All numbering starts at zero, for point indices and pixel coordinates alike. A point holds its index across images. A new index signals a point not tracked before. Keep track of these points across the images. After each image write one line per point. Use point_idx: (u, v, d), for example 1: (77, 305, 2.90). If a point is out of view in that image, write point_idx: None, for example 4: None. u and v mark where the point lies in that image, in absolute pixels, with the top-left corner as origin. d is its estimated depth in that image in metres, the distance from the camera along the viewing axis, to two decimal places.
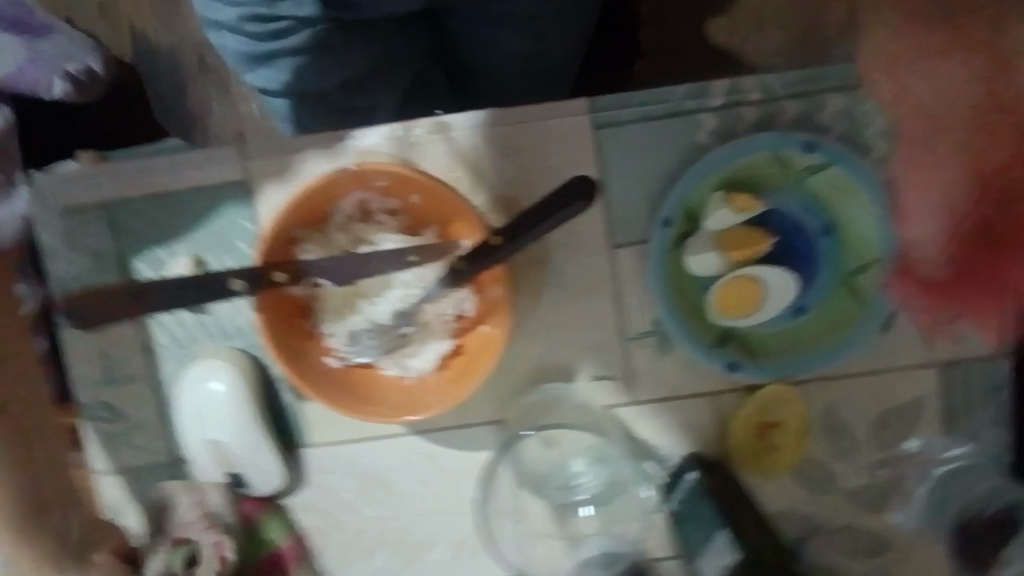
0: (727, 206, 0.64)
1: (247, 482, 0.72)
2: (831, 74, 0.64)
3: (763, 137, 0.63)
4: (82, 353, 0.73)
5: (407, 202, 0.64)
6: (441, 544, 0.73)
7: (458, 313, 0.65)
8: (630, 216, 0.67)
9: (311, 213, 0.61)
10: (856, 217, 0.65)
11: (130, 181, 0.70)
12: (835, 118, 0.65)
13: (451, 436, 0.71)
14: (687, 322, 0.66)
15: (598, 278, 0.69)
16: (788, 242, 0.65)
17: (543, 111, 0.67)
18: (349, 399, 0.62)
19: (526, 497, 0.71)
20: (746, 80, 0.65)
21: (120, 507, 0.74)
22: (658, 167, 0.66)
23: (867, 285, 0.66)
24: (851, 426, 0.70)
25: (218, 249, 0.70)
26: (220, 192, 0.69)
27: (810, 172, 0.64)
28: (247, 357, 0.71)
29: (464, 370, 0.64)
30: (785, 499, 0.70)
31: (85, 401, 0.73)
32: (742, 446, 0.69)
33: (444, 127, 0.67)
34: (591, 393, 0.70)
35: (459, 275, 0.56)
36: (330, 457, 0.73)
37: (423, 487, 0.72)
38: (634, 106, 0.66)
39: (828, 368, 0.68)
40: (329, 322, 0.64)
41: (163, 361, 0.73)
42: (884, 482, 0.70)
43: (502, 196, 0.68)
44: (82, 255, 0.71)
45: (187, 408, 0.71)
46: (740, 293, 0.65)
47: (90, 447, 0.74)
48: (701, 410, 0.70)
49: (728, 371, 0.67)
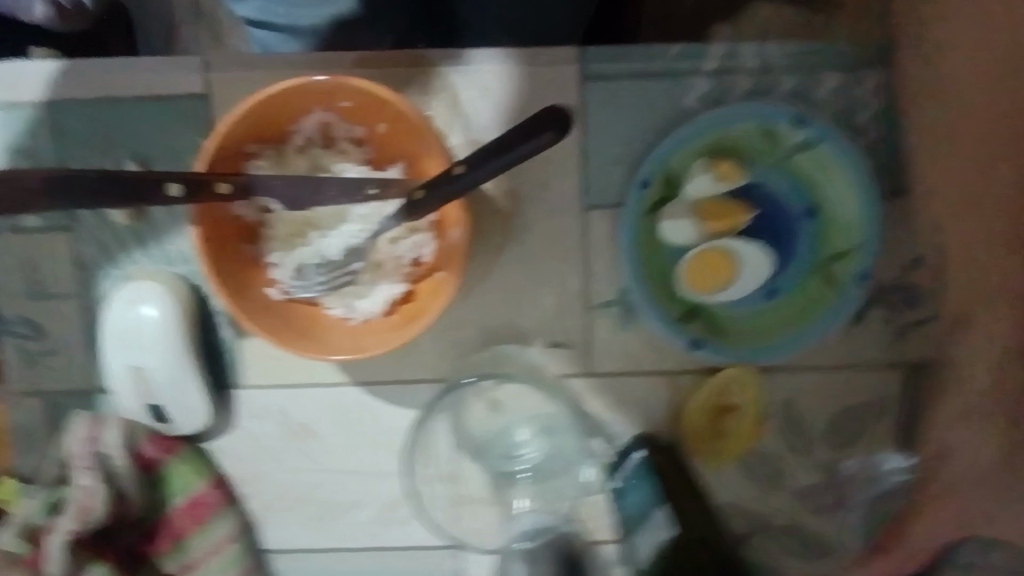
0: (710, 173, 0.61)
1: (171, 418, 0.66)
2: (830, 50, 0.62)
3: (752, 105, 0.60)
4: (7, 262, 0.68)
5: (374, 132, 0.60)
6: (371, 503, 0.69)
7: (415, 258, 0.61)
8: (607, 176, 0.64)
9: (269, 129, 0.57)
10: (841, 200, 0.61)
11: (74, 78, 0.64)
12: (830, 96, 0.62)
13: (393, 389, 0.67)
14: (651, 292, 0.63)
15: (567, 238, 0.65)
16: (766, 219, 0.62)
17: (530, 55, 0.63)
18: (285, 332, 0.58)
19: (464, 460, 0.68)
20: (743, 46, 0.62)
21: (35, 430, 0.70)
22: (642, 127, 0.63)
23: (843, 272, 0.62)
24: (812, 421, 0.67)
25: (166, 164, 0.65)
26: (173, 103, 0.64)
27: (798, 148, 0.61)
28: (185, 284, 0.66)
29: (411, 316, 0.60)
30: (735, 491, 0.67)
31: (7, 314, 0.68)
32: (694, 430, 0.66)
33: (422, 60, 0.63)
34: (545, 359, 0.67)
35: (415, 206, 0.52)
36: (263, 400, 0.68)
37: (358, 442, 0.68)
38: (625, 60, 0.62)
39: (795, 356, 0.65)
40: (276, 251, 0.60)
41: (94, 280, 0.68)
42: (840, 484, 0.67)
43: (475, 140, 0.64)
44: (16, 155, 0.66)
45: (110, 328, 0.65)
46: (710, 267, 0.62)
47: (9, 364, 0.69)
48: (655, 389, 0.66)
49: (689, 349, 0.63)
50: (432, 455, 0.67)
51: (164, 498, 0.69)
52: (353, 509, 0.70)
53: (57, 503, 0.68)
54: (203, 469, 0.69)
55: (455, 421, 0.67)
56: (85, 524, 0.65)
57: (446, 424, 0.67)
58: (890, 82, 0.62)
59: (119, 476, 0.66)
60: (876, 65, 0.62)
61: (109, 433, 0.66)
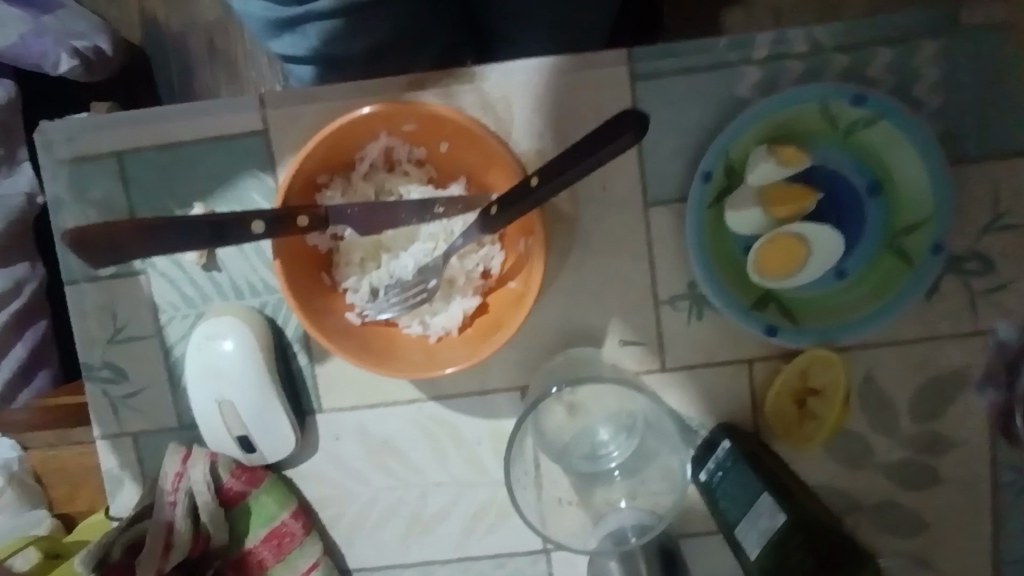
0: (772, 157, 0.60)
1: (256, 448, 0.67)
2: (882, 25, 0.62)
3: (811, 87, 0.59)
4: (88, 309, 0.70)
5: (434, 151, 0.61)
6: (458, 513, 0.71)
7: (485, 270, 0.62)
8: (666, 173, 0.65)
9: (336, 159, 0.59)
10: (904, 174, 0.62)
11: (139, 129, 0.67)
12: (885, 72, 0.62)
13: (471, 401, 0.69)
14: (723, 284, 0.63)
15: (631, 238, 0.66)
16: (830, 201, 0.62)
17: (579, 61, 0.64)
18: (369, 355, 0.59)
19: (548, 465, 0.67)
20: (792, 31, 0.62)
21: (126, 471, 0.72)
22: (697, 121, 0.64)
23: (913, 247, 0.62)
24: (892, 397, 0.67)
25: (233, 202, 0.67)
26: (235, 141, 0.66)
27: (858, 126, 0.61)
28: (259, 316, 0.68)
29: (489, 328, 0.61)
30: (819, 472, 0.68)
31: (91, 360, 0.71)
32: (778, 415, 0.66)
33: (474, 76, 0.64)
34: (618, 358, 0.68)
35: (490, 221, 0.53)
36: (345, 422, 0.70)
37: (441, 454, 0.70)
38: (674, 56, 0.63)
39: (874, 333, 0.65)
40: (351, 276, 0.61)
41: (172, 320, 0.70)
42: (924, 456, 0.67)
43: (531, 149, 0.65)
44: (89, 207, 0.68)
45: (191, 364, 0.66)
46: (784, 251, 0.61)
47: (96, 409, 0.71)
48: (733, 377, 0.67)
49: (766, 335, 0.63)
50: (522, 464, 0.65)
51: (245, 531, 0.68)
52: (440, 521, 0.71)
53: (136, 541, 0.67)
54: (286, 499, 0.69)
55: (537, 430, 0.66)
56: (168, 559, 0.66)
57: (530, 435, 0.66)
58: (944, 51, 0.61)
59: (201, 511, 0.67)
60: (929, 36, 0.61)
61: (194, 470, 0.67)
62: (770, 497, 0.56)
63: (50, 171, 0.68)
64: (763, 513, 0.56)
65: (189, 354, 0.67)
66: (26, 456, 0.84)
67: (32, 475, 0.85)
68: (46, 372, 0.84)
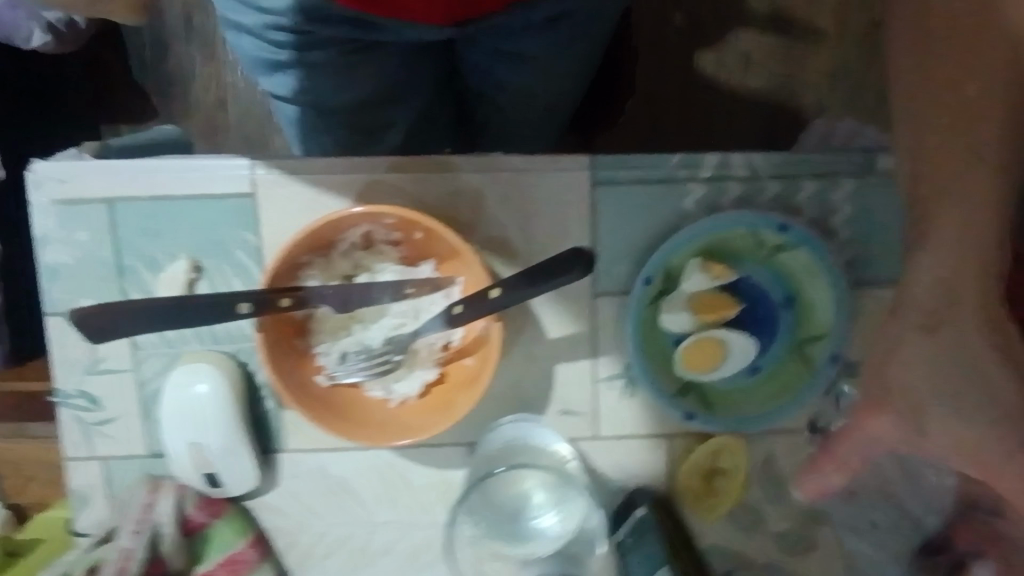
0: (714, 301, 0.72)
1: (222, 484, 0.73)
2: (812, 163, 0.71)
3: (746, 214, 0.69)
4: (68, 340, 0.74)
5: (410, 236, 0.67)
6: (401, 552, 0.76)
7: (445, 343, 0.69)
8: (616, 267, 0.72)
9: (320, 240, 0.65)
10: (815, 293, 0.72)
11: (130, 181, 0.71)
12: (809, 202, 0.71)
13: (423, 452, 0.75)
14: (652, 371, 0.72)
15: (579, 322, 0.73)
16: (750, 310, 0.72)
17: (546, 163, 0.70)
18: (330, 417, 0.66)
19: (505, 519, 0.71)
20: (733, 158, 0.71)
21: (91, 492, 0.76)
22: (646, 227, 0.71)
23: (816, 354, 0.73)
24: (788, 476, 0.76)
25: (216, 256, 0.72)
26: (224, 200, 0.71)
27: (780, 250, 0.71)
28: (233, 363, 0.73)
29: (446, 398, 0.68)
30: (720, 534, 0.77)
31: (67, 387, 0.74)
32: (689, 485, 0.75)
33: (449, 165, 0.70)
34: (559, 428, 0.74)
35: (453, 318, 0.63)
36: (308, 462, 0.75)
37: (391, 498, 0.76)
38: (631, 168, 0.71)
39: (777, 424, 0.75)
40: (323, 342, 0.67)
41: (149, 358, 0.74)
42: (808, 526, 0.77)
43: (497, 238, 0.71)
44: (76, 247, 0.72)
45: (165, 310, 0.57)
46: (704, 353, 0.71)
47: (67, 433, 0.75)
48: (655, 450, 0.76)
49: (685, 420, 0.73)
50: (494, 505, 0.71)
51: (197, 559, 0.73)
52: (385, 555, 0.76)
53: (95, 565, 0.70)
54: (244, 529, 0.74)
55: (507, 486, 0.71)
56: None
57: (500, 491, 0.71)
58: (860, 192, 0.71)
59: (163, 541, 0.71)
60: (848, 177, 0.71)
61: (163, 501, 0.72)
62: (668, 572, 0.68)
63: (39, 211, 0.71)
64: None
65: (123, 331, 0.57)
66: None
67: None
68: None
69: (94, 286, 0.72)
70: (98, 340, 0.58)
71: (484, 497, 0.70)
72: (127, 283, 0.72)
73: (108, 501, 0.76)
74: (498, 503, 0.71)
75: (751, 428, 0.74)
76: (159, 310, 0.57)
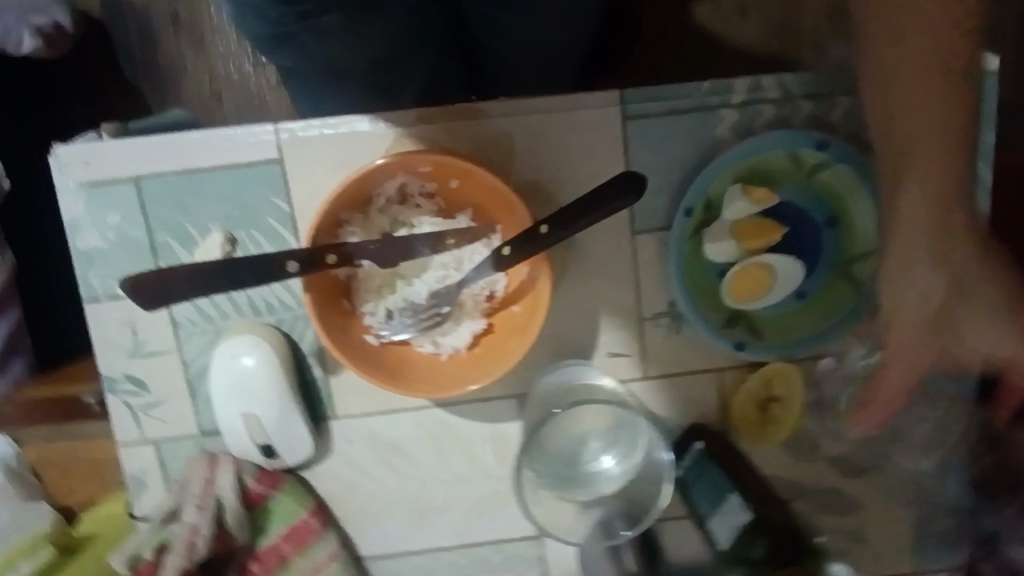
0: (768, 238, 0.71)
1: (277, 454, 0.73)
2: (846, 77, 0.70)
3: (782, 134, 0.68)
4: (108, 325, 0.73)
5: (445, 186, 0.67)
6: (461, 506, 0.77)
7: (490, 293, 0.68)
8: (652, 202, 0.71)
9: (357, 196, 0.64)
10: (857, 210, 0.71)
11: (156, 156, 0.70)
12: (844, 118, 0.70)
13: (474, 406, 0.75)
14: (699, 304, 0.72)
15: (619, 262, 0.72)
16: (794, 234, 0.71)
17: (573, 101, 0.70)
18: (384, 373, 0.65)
19: (561, 463, 0.71)
20: (765, 79, 0.69)
21: (148, 474, 0.76)
22: (679, 159, 0.71)
23: (862, 273, 0.72)
24: (838, 398, 0.76)
25: (249, 227, 0.71)
26: (251, 168, 0.70)
27: (820, 168, 0.70)
28: (276, 333, 0.73)
29: (495, 348, 0.68)
30: (774, 462, 0.77)
31: (113, 372, 0.74)
32: (743, 415, 0.75)
33: (476, 113, 0.70)
34: (607, 369, 0.74)
35: (502, 259, 0.63)
36: (359, 428, 0.75)
37: (446, 455, 0.76)
38: (661, 99, 0.70)
39: (825, 347, 0.75)
40: (369, 301, 0.67)
41: (191, 336, 0.73)
42: (861, 447, 0.78)
43: (529, 181, 0.71)
44: (107, 229, 0.71)
45: (219, 270, 0.58)
46: (750, 279, 0.71)
47: (118, 418, 0.75)
48: (706, 384, 0.75)
49: (735, 350, 0.73)
50: (549, 451, 0.70)
51: (262, 529, 0.74)
52: (443, 511, 0.77)
53: (165, 543, 0.71)
54: (304, 497, 0.74)
55: (562, 430, 0.70)
56: (191, 558, 0.70)
57: (554, 435, 0.70)
58: None
59: (226, 513, 0.72)
60: None
61: (222, 477, 0.72)
62: (740, 500, 0.70)
63: (65, 195, 0.70)
64: (730, 511, 0.70)
65: (183, 296, 0.58)
66: (22, 452, 0.95)
67: (28, 469, 0.95)
68: (21, 360, 0.93)
69: (129, 267, 0.72)
70: (149, 307, 0.58)
71: (539, 443, 0.69)
72: (162, 261, 0.71)
73: (166, 481, 0.76)
74: (552, 448, 0.70)
75: (795, 354, 0.74)
76: (213, 271, 0.58)
